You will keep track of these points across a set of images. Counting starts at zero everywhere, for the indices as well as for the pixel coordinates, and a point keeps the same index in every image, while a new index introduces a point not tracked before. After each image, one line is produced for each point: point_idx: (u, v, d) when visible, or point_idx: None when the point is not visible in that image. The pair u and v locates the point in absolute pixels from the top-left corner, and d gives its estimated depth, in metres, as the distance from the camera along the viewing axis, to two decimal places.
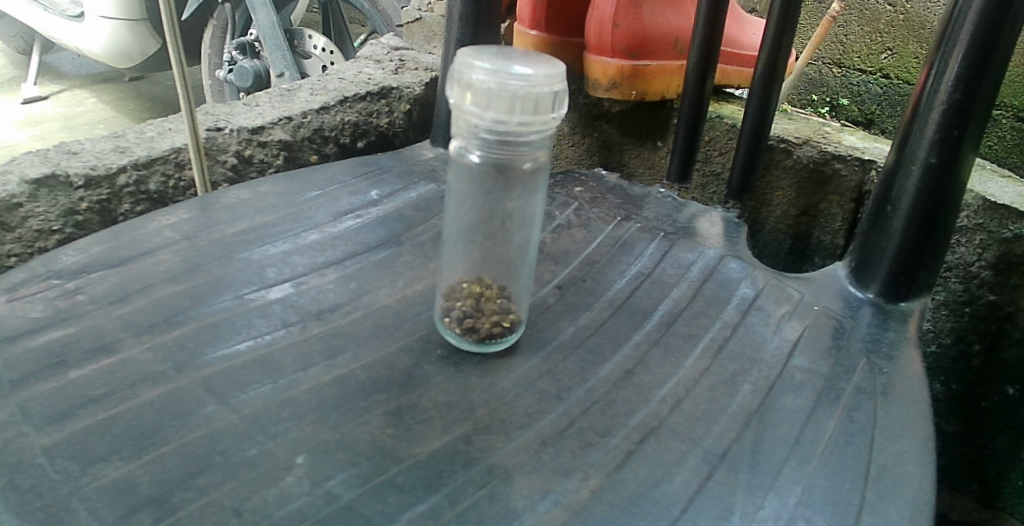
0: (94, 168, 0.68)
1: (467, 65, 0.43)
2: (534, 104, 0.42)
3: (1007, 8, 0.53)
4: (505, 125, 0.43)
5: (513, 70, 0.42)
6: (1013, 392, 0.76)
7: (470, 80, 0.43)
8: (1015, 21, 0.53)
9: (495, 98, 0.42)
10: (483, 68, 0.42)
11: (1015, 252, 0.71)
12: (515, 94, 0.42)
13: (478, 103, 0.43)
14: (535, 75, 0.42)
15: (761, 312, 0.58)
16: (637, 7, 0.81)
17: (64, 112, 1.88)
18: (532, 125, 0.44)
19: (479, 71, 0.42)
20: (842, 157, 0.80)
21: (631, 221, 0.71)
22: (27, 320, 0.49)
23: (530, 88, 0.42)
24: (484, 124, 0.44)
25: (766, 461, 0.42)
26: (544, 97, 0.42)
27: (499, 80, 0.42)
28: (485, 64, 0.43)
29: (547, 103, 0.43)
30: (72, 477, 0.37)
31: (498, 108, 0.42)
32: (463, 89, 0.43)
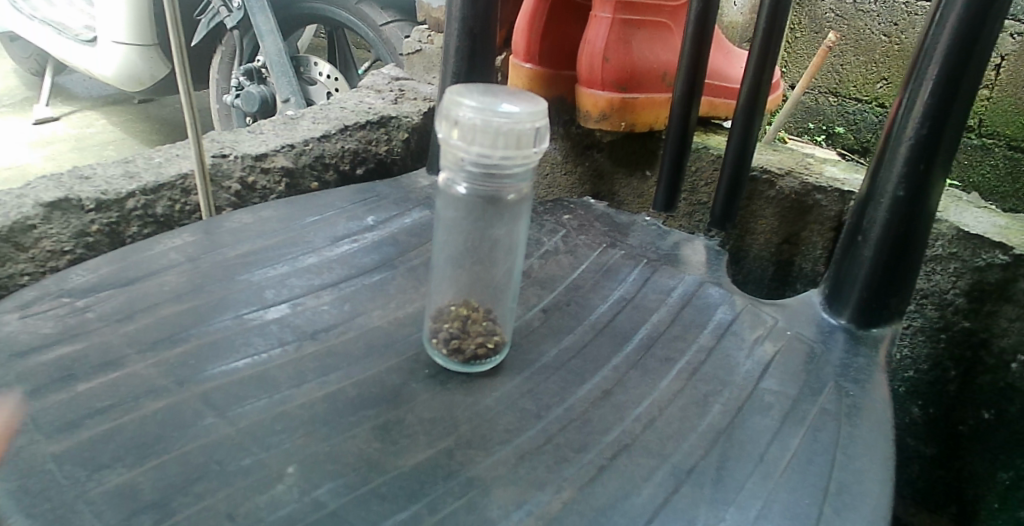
0: (105, 192, 0.72)
1: (455, 103, 0.46)
2: (518, 138, 0.45)
3: (967, 54, 0.56)
4: (489, 157, 0.46)
5: (497, 108, 0.46)
6: (988, 416, 0.78)
7: (457, 115, 0.46)
8: (976, 65, 0.57)
9: (480, 132, 0.45)
10: (470, 105, 0.45)
11: (988, 280, 0.74)
12: (499, 130, 0.45)
13: (465, 137, 0.46)
14: (520, 112, 0.45)
15: (736, 336, 0.60)
16: (627, 43, 0.84)
17: (75, 133, 1.96)
18: (515, 158, 0.46)
19: (466, 108, 0.46)
20: (823, 188, 0.83)
21: (616, 248, 0.74)
22: (38, 335, 0.52)
23: (514, 124, 0.45)
24: (469, 157, 0.47)
25: (732, 477, 0.44)
26: (527, 132, 0.45)
27: (484, 117, 0.45)
28: (471, 102, 0.46)
29: (530, 136, 0.46)
30: (78, 482, 0.40)
31: (482, 143, 0.45)
32: (451, 124, 0.46)
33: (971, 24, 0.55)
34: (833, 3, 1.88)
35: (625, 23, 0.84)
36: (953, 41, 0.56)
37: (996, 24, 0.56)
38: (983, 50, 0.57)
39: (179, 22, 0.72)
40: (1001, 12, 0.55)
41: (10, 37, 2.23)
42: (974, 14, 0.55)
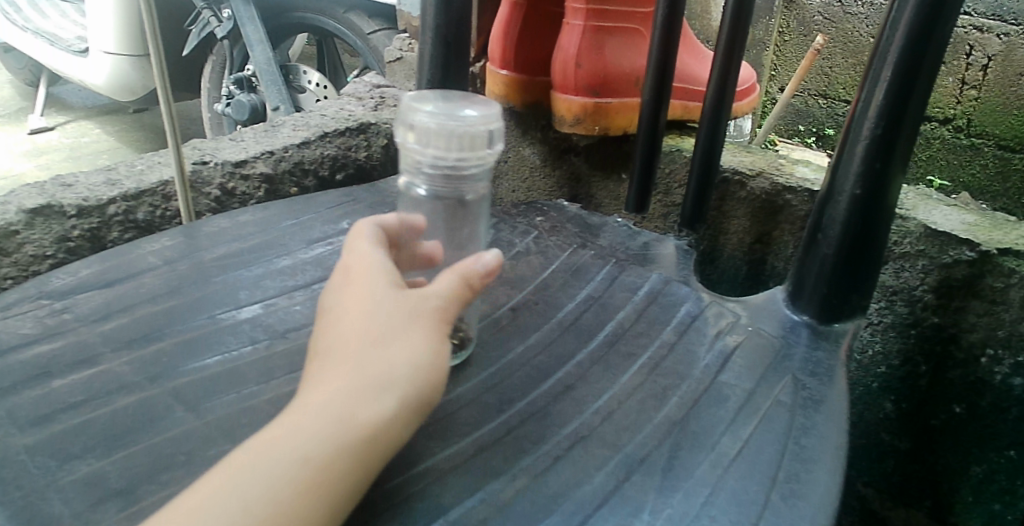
0: (87, 199, 0.73)
1: (411, 110, 0.48)
2: (472, 141, 0.47)
3: (923, 50, 0.55)
4: (445, 157, 0.48)
5: (453, 114, 0.48)
6: (959, 410, 0.78)
7: (413, 120, 0.47)
8: (932, 61, 0.56)
9: (435, 136, 0.47)
10: (426, 111, 0.47)
11: (955, 276, 0.74)
12: (453, 132, 0.46)
13: (421, 140, 0.47)
14: (474, 118, 0.47)
15: (698, 332, 0.62)
16: (599, 48, 0.86)
17: (70, 143, 1.99)
18: (470, 159, 0.48)
19: (422, 114, 0.47)
20: (793, 188, 0.84)
21: (587, 248, 0.75)
22: (18, 336, 0.55)
23: (469, 128, 0.47)
24: (426, 159, 0.48)
25: (681, 466, 0.46)
26: (481, 136, 0.47)
27: (440, 121, 0.47)
28: (427, 109, 0.48)
29: (484, 140, 0.47)
30: (49, 471, 0.42)
31: (437, 145, 0.47)
32: (407, 128, 0.47)
33: (923, 23, 0.54)
34: (820, 7, 1.95)
35: (596, 29, 0.86)
36: (908, 38, 0.55)
37: (951, 19, 0.54)
38: (940, 46, 0.55)
39: (158, 33, 0.75)
40: (955, 8, 0.54)
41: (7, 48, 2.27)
42: (928, 11, 0.54)
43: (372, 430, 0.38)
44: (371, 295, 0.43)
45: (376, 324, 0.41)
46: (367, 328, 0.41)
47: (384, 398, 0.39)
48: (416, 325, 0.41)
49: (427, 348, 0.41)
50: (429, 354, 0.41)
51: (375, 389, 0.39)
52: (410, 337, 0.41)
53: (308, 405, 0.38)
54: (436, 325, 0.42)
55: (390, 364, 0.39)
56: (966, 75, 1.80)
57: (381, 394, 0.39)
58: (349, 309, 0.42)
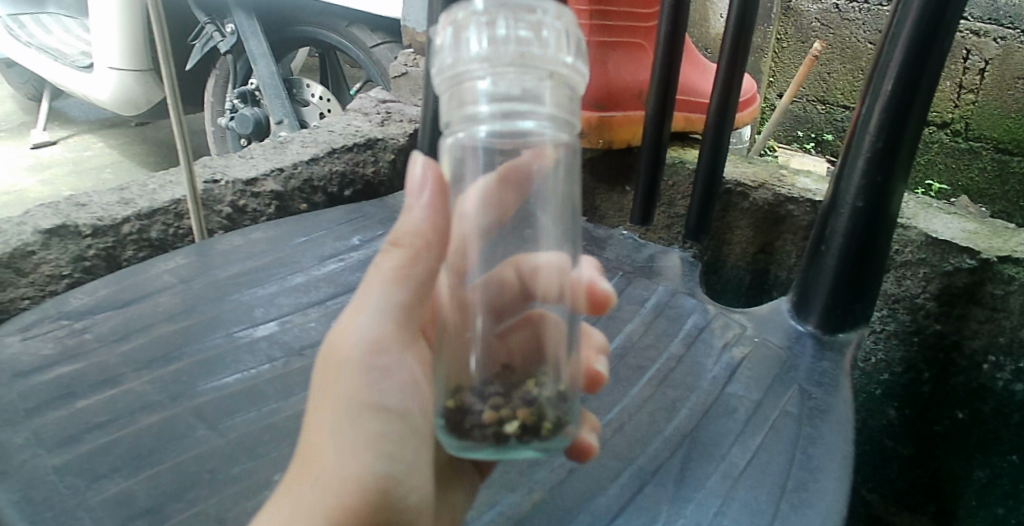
0: (101, 218, 0.74)
1: (499, 88, 0.33)
2: (567, 107, 0.35)
3: (921, 66, 0.56)
4: (516, 118, 0.33)
5: (541, 24, 0.33)
6: (962, 415, 0.79)
7: (472, 48, 0.33)
8: (930, 77, 0.56)
9: (511, 83, 0.33)
10: (527, 87, 0.33)
11: (955, 284, 0.75)
12: (574, 99, 0.35)
13: (491, 96, 0.33)
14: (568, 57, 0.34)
15: (705, 343, 0.63)
16: (603, 63, 0.88)
17: (73, 157, 2.01)
18: (548, 124, 0.34)
19: (491, 28, 0.33)
20: (795, 199, 0.85)
21: (593, 261, 0.77)
22: (39, 357, 0.56)
23: (560, 75, 0.34)
24: (490, 117, 0.33)
25: (692, 477, 0.47)
26: (571, 94, 0.35)
27: (556, 90, 0.34)
28: (490, 10, 0.34)
29: (574, 91, 0.35)
30: (79, 491, 0.44)
31: (567, 122, 0.35)
32: (462, 57, 0.33)
33: (922, 39, 0.55)
34: (817, 13, 1.96)
35: (599, 44, 0.88)
36: (906, 54, 0.56)
37: (948, 36, 0.55)
38: (939, 61, 0.56)
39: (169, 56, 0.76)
40: (951, 25, 0.55)
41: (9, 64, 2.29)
42: (925, 30, 0.54)
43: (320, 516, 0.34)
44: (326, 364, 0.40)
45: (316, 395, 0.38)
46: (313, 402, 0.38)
47: (318, 476, 0.35)
48: (338, 380, 0.37)
49: (353, 404, 0.37)
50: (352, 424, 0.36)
51: (308, 478, 0.35)
52: (336, 399, 0.37)
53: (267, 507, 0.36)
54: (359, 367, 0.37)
55: (321, 445, 0.36)
56: (963, 78, 1.81)
57: (323, 477, 0.35)
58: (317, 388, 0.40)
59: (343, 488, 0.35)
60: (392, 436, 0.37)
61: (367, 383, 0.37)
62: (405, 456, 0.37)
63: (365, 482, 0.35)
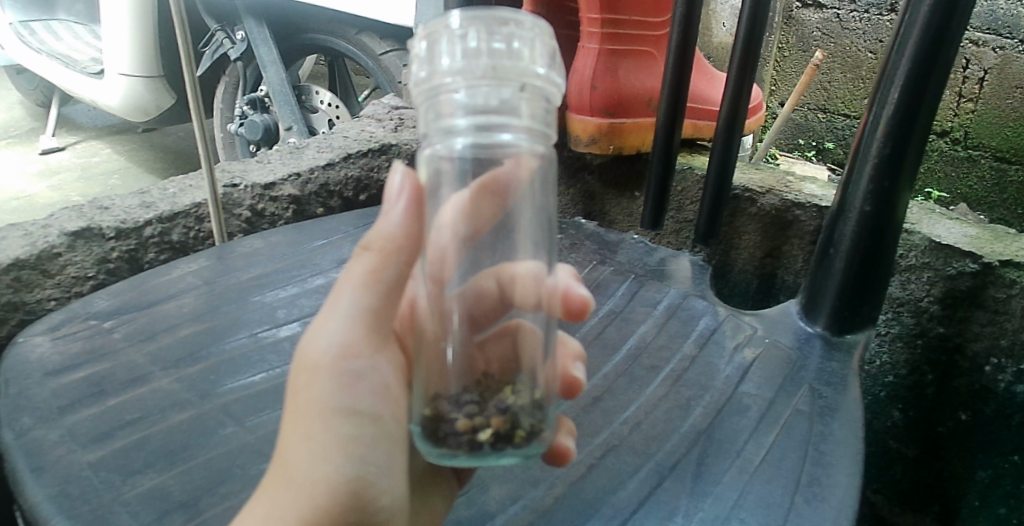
0: (124, 221, 0.76)
1: (474, 95, 0.32)
2: (544, 119, 0.34)
3: (927, 76, 0.57)
4: (492, 130, 0.33)
5: (516, 37, 0.33)
6: (965, 417, 0.80)
7: (447, 63, 0.32)
8: (936, 86, 0.58)
9: (484, 96, 0.33)
10: (503, 94, 0.33)
11: (959, 287, 0.77)
12: (554, 102, 0.35)
13: (466, 108, 0.33)
14: (543, 66, 0.33)
15: (717, 344, 0.65)
16: (614, 71, 0.90)
17: (81, 162, 2.02)
18: (524, 136, 0.34)
19: (466, 42, 0.33)
20: (801, 204, 0.87)
21: (606, 265, 0.79)
22: (69, 356, 0.58)
23: (536, 86, 0.33)
24: (466, 129, 0.33)
25: (709, 472, 0.48)
26: (547, 107, 0.34)
27: (536, 98, 0.34)
28: (465, 24, 0.33)
29: (552, 102, 0.35)
30: (115, 485, 0.45)
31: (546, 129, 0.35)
32: (437, 71, 0.33)
33: (929, 49, 0.56)
34: (818, 22, 1.98)
35: (610, 52, 0.90)
36: (913, 64, 0.57)
37: (953, 47, 0.57)
38: (945, 70, 0.58)
39: (192, 63, 0.79)
40: (956, 36, 0.57)
41: (17, 70, 2.30)
42: (933, 39, 0.56)
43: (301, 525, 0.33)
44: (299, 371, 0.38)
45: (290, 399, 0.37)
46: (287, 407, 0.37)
47: (297, 484, 0.33)
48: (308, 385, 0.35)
49: (326, 410, 0.35)
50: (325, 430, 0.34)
51: (287, 484, 0.34)
52: (306, 405, 0.35)
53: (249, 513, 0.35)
54: (330, 372, 0.35)
55: (295, 452, 0.34)
56: (963, 87, 1.83)
57: (301, 487, 0.33)
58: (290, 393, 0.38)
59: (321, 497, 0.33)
60: (369, 441, 0.36)
61: (338, 389, 0.35)
62: (383, 462, 0.36)
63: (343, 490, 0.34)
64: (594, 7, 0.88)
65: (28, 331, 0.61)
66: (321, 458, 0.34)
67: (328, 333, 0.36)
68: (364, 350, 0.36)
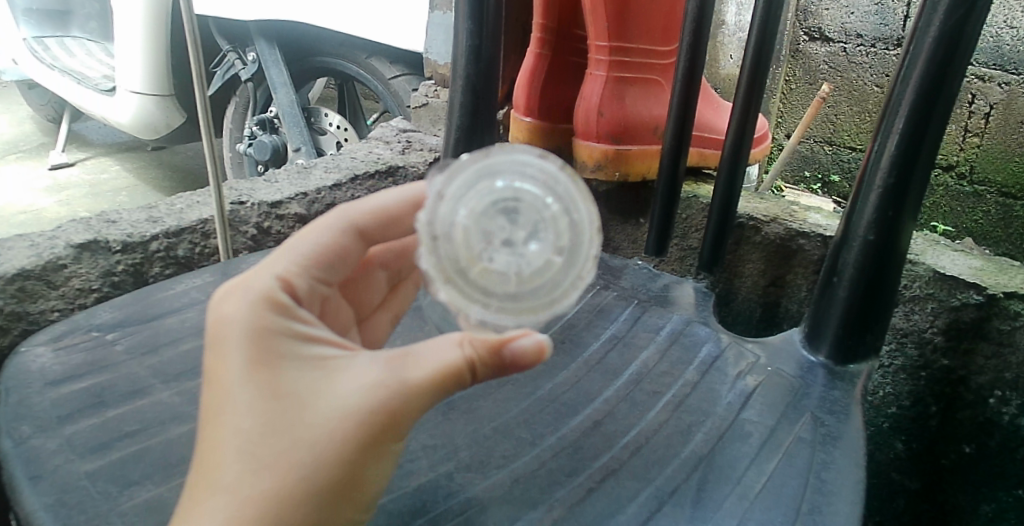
0: (130, 235, 0.77)
1: (492, 200, 0.37)
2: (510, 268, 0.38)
3: (932, 106, 0.58)
4: (487, 227, 0.37)
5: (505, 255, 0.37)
6: (969, 450, 0.79)
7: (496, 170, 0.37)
8: (940, 118, 0.58)
9: (494, 217, 0.37)
10: (498, 213, 0.37)
11: (963, 319, 0.76)
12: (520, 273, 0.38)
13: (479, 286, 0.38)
14: (534, 241, 0.38)
15: (719, 371, 0.65)
16: (621, 98, 0.91)
17: (89, 179, 2.05)
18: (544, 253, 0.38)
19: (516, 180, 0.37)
20: (806, 233, 0.87)
21: (609, 290, 0.79)
22: (70, 367, 0.58)
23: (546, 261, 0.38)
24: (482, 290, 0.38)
25: (709, 498, 0.48)
26: (561, 261, 0.38)
27: (507, 246, 0.37)
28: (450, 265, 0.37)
29: (565, 243, 0.38)
30: (112, 496, 0.45)
31: (495, 248, 0.37)
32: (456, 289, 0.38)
33: (933, 82, 0.57)
34: (825, 55, 2.00)
35: (618, 80, 0.91)
36: (918, 93, 0.58)
37: (957, 78, 0.57)
38: (949, 101, 0.58)
39: (204, 82, 0.80)
40: (961, 67, 0.57)
41: (28, 84, 2.32)
42: (936, 72, 0.57)
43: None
44: (335, 383, 0.38)
45: (328, 414, 0.37)
46: (315, 416, 0.37)
47: (315, 498, 0.37)
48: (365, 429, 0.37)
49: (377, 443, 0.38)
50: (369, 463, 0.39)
51: (304, 494, 0.37)
52: (354, 440, 0.37)
53: (234, 492, 0.36)
54: (396, 430, 0.38)
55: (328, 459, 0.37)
56: (969, 122, 1.83)
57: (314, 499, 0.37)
58: (304, 386, 0.38)
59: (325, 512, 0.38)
60: (380, 474, 0.40)
61: (391, 440, 0.39)
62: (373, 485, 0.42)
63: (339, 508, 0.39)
64: (603, 34, 0.89)
65: (32, 340, 0.61)
66: (340, 484, 0.38)
67: (415, 399, 0.37)
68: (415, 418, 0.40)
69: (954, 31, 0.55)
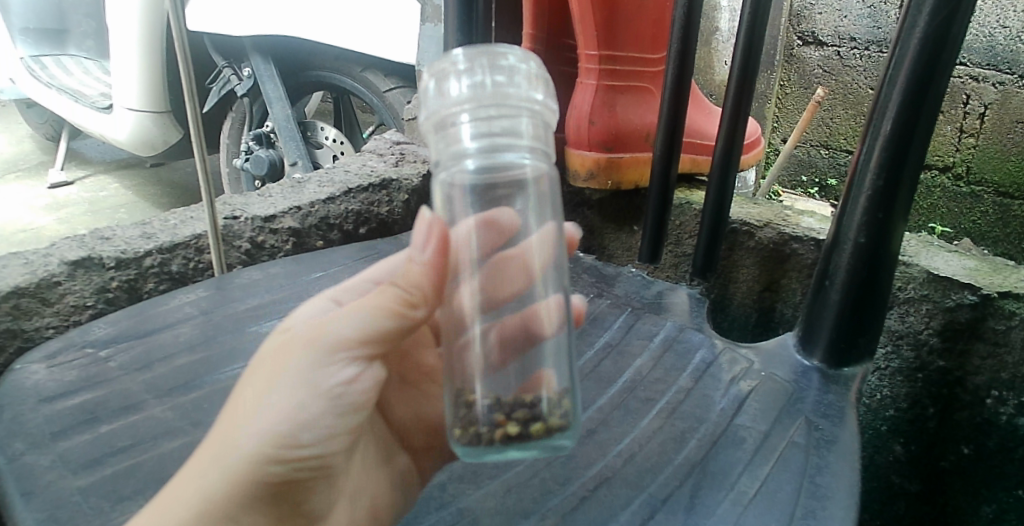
0: (124, 251, 0.77)
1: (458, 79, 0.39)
2: (497, 133, 0.39)
3: (919, 106, 0.58)
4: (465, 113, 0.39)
5: (511, 68, 0.40)
6: (968, 451, 0.79)
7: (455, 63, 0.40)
8: (928, 119, 0.59)
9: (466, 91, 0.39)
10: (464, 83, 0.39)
11: (958, 319, 0.76)
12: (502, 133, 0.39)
13: (474, 133, 0.38)
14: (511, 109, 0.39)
15: (713, 377, 0.65)
16: (611, 106, 0.91)
17: (88, 197, 2.06)
18: (527, 154, 0.39)
19: (471, 71, 0.39)
20: (799, 238, 0.87)
21: (602, 298, 0.79)
22: (64, 383, 0.58)
23: (534, 112, 0.40)
24: (475, 151, 0.39)
25: (703, 505, 0.48)
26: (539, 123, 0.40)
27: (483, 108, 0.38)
28: (466, 61, 0.40)
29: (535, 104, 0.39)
30: (104, 511, 0.45)
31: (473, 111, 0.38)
32: (451, 97, 0.39)
33: (919, 82, 0.57)
34: (819, 60, 2.01)
35: (608, 88, 0.91)
36: (905, 94, 0.58)
37: (943, 79, 0.57)
38: (936, 102, 0.58)
39: (196, 97, 0.80)
40: (947, 68, 0.57)
41: (26, 103, 2.33)
42: (922, 73, 0.57)
43: (226, 472, 0.37)
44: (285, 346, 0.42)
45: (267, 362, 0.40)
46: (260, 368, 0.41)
47: (241, 439, 0.37)
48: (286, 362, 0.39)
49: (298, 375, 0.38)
50: (295, 400, 0.38)
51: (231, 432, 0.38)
52: (272, 374, 0.38)
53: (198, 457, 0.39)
54: (318, 360, 0.39)
55: (252, 392, 0.38)
56: (964, 123, 1.84)
57: (240, 436, 0.37)
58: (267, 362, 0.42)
59: (252, 452, 0.37)
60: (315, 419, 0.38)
61: (314, 370, 0.38)
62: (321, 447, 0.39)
63: (276, 452, 0.37)
64: (591, 43, 0.90)
65: (25, 358, 0.61)
66: (263, 420, 0.37)
67: (329, 321, 0.39)
68: (347, 351, 0.39)
69: (939, 31, 0.55)
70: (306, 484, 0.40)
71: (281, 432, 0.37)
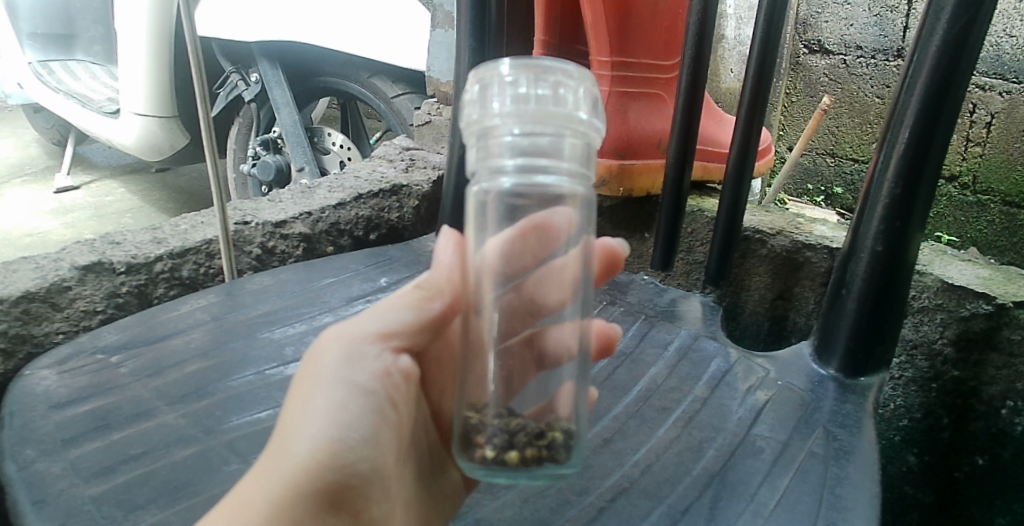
0: (135, 256, 0.77)
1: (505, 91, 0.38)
2: (538, 154, 0.38)
3: (938, 113, 0.57)
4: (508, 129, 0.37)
5: (562, 84, 0.38)
6: (982, 462, 0.78)
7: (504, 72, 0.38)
8: (946, 127, 0.58)
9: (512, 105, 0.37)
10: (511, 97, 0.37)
11: (973, 329, 0.75)
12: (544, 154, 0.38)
13: (515, 152, 0.38)
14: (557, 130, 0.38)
15: (729, 386, 0.64)
16: (624, 113, 0.91)
17: (93, 202, 2.06)
18: (566, 178, 0.39)
19: (519, 83, 0.38)
20: (812, 246, 0.87)
21: (615, 305, 0.78)
22: (75, 390, 0.57)
23: (578, 131, 0.38)
24: (513, 169, 0.38)
25: (723, 516, 0.47)
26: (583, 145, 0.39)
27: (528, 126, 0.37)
28: (515, 72, 0.38)
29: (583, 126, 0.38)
30: (117, 520, 0.44)
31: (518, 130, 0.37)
32: (493, 111, 0.37)
33: (938, 90, 0.57)
34: (825, 68, 2.00)
35: (620, 94, 0.91)
36: (924, 102, 0.57)
37: (962, 87, 0.57)
38: (954, 109, 0.58)
39: (208, 102, 0.80)
40: (965, 76, 0.57)
41: (33, 108, 2.33)
42: (941, 81, 0.56)
43: (280, 482, 0.34)
44: None
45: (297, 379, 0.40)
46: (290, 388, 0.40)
47: (287, 447, 0.35)
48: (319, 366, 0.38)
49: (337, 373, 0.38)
50: (336, 400, 0.37)
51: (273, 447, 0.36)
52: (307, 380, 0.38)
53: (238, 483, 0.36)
54: (353, 357, 0.39)
55: (290, 403, 0.37)
56: (970, 132, 1.84)
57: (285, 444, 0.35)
58: None
59: (302, 455, 0.35)
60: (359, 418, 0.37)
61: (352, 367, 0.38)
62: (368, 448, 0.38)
63: (326, 455, 0.35)
64: (604, 49, 0.90)
65: (36, 364, 0.61)
66: (307, 424, 0.36)
67: (358, 323, 0.40)
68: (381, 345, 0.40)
69: (958, 38, 0.55)
70: (360, 495, 0.37)
71: (331, 435, 0.36)
